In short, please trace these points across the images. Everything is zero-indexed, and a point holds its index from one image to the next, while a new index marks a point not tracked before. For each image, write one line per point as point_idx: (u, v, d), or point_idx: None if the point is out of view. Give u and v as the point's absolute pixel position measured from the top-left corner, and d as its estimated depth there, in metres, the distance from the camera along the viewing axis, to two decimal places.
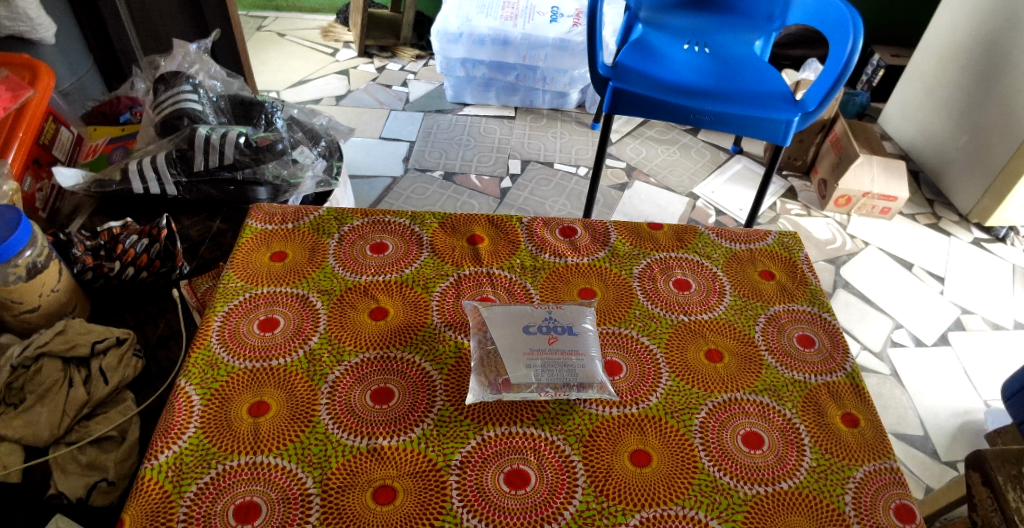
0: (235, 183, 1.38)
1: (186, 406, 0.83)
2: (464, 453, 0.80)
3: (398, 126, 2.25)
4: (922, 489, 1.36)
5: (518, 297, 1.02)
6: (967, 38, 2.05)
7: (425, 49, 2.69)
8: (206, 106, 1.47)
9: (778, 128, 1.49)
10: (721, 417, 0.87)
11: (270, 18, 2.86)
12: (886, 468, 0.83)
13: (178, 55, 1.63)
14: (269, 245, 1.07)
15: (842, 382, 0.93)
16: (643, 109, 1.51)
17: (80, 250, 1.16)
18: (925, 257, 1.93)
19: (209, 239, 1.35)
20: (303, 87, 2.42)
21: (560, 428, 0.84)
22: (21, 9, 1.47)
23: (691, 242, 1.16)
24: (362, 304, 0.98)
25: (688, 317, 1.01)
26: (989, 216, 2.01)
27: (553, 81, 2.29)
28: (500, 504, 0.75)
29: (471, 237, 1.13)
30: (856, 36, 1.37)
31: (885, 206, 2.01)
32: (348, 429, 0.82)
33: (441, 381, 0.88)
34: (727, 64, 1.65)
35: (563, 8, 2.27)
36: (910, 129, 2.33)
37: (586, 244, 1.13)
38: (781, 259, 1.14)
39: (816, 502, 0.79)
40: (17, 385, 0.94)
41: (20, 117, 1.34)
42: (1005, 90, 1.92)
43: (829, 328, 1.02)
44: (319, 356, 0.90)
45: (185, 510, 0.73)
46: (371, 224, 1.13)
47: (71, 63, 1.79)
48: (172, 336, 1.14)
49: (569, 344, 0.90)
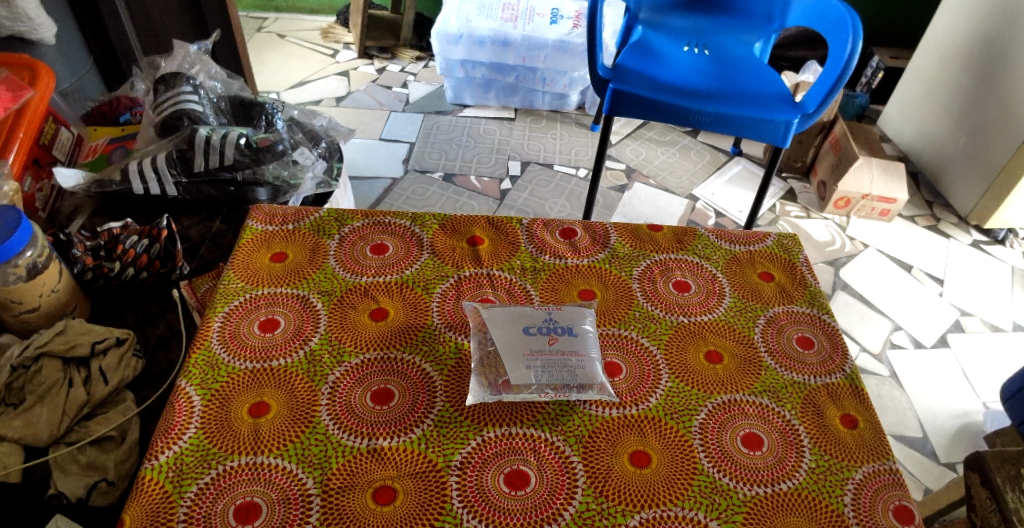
0: (235, 183, 1.39)
1: (186, 406, 0.83)
2: (464, 453, 0.80)
3: (398, 127, 2.25)
4: (922, 490, 1.36)
5: (518, 298, 1.02)
6: (966, 39, 2.06)
7: (425, 50, 2.69)
8: (206, 107, 1.47)
9: (778, 129, 1.49)
10: (720, 418, 0.87)
11: (270, 19, 2.87)
12: (886, 469, 0.83)
13: (179, 55, 1.63)
14: (270, 245, 1.07)
15: (842, 383, 0.94)
16: (643, 110, 1.52)
17: (80, 250, 1.16)
18: (924, 259, 1.93)
19: (209, 239, 1.36)
20: (303, 88, 2.42)
21: (560, 429, 0.84)
22: (21, 9, 1.47)
23: (691, 243, 1.16)
24: (363, 305, 0.98)
25: (688, 318, 1.01)
26: (989, 218, 2.01)
27: (553, 82, 2.30)
28: (500, 504, 0.75)
29: (471, 238, 1.13)
30: (855, 37, 1.37)
31: (884, 208, 2.02)
32: (348, 429, 0.82)
33: (441, 381, 0.88)
34: (727, 65, 1.66)
35: (563, 9, 2.28)
36: (910, 130, 2.33)
37: (587, 245, 1.13)
38: (781, 260, 1.14)
39: (815, 502, 0.79)
40: (17, 385, 0.94)
41: (20, 117, 1.34)
42: (1005, 91, 1.92)
43: (828, 328, 1.02)
44: (320, 356, 0.90)
45: (185, 510, 0.73)
46: (371, 225, 1.13)
47: (72, 64, 1.79)
48: (172, 337, 1.14)
49: (569, 344, 0.90)
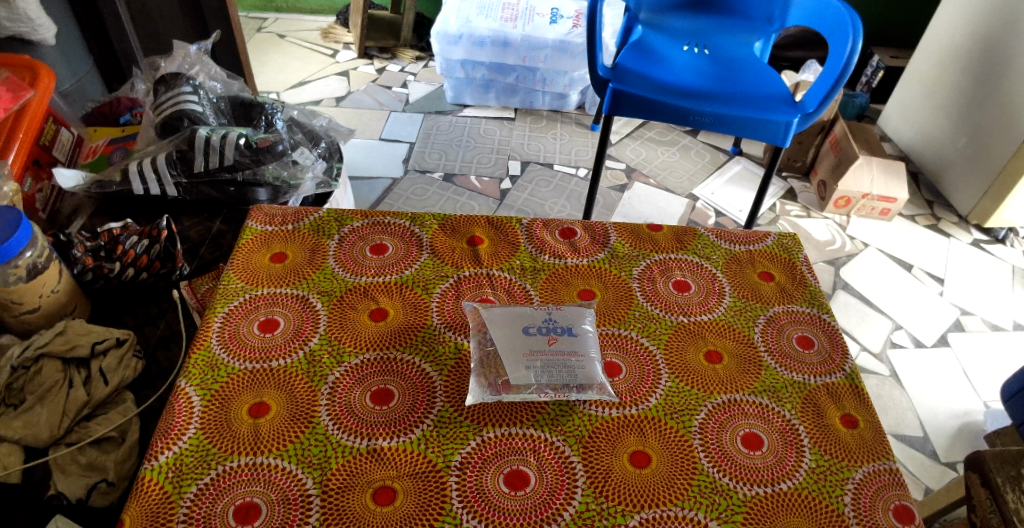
0: (235, 184, 1.39)
1: (186, 406, 0.83)
2: (464, 453, 0.80)
3: (398, 127, 2.25)
4: (922, 490, 1.36)
5: (518, 298, 1.02)
6: (966, 39, 2.06)
7: (425, 50, 2.69)
8: (206, 107, 1.47)
9: (778, 130, 1.49)
10: (720, 418, 0.87)
11: (271, 19, 2.87)
12: (886, 469, 0.83)
13: (178, 56, 1.63)
14: (270, 246, 1.07)
15: (842, 383, 0.94)
16: (643, 110, 1.51)
17: (80, 251, 1.16)
18: (924, 258, 1.93)
19: (209, 239, 1.35)
20: (303, 88, 2.42)
21: (560, 429, 0.84)
22: (21, 10, 1.47)
23: (691, 243, 1.16)
24: (363, 305, 0.98)
25: (688, 317, 1.01)
26: (989, 217, 2.01)
27: (553, 82, 2.30)
28: (499, 504, 0.75)
29: (471, 238, 1.13)
30: (855, 37, 1.37)
31: (885, 207, 2.01)
32: (348, 429, 0.82)
33: (441, 382, 0.88)
34: (727, 65, 1.66)
35: (563, 10, 2.28)
36: (910, 129, 2.33)
37: (586, 245, 1.13)
38: (781, 260, 1.14)
39: (816, 503, 0.79)
40: (17, 385, 0.95)
41: (20, 118, 1.34)
42: (1005, 92, 1.92)
43: (828, 329, 1.02)
44: (319, 357, 0.90)
45: (185, 510, 0.73)
46: (371, 225, 1.13)
47: (72, 65, 1.79)
48: (172, 337, 1.14)
49: (568, 345, 0.90)
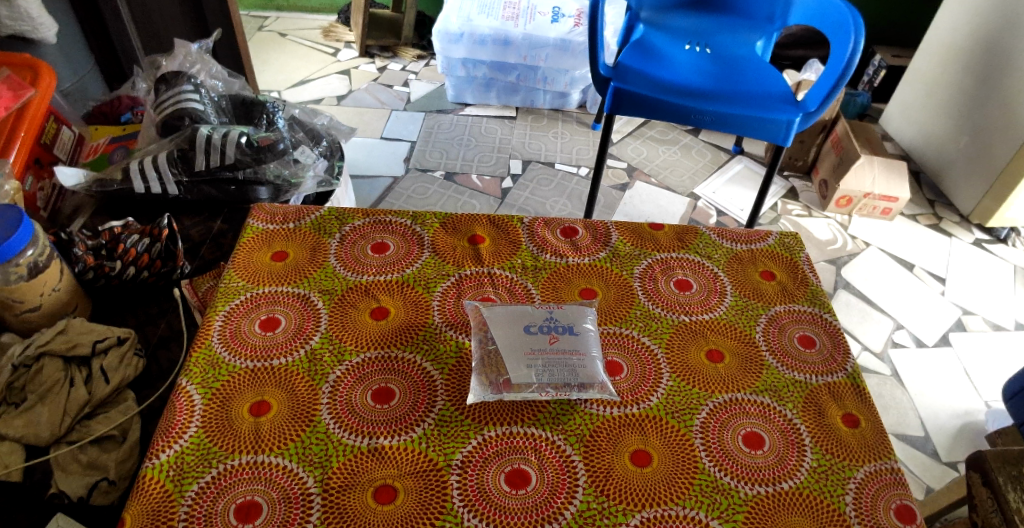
0: (235, 183, 1.38)
1: (187, 405, 0.83)
2: (464, 453, 0.80)
3: (398, 126, 2.25)
4: (922, 489, 1.36)
5: (518, 297, 1.02)
6: (967, 39, 2.05)
7: (426, 48, 2.69)
8: (207, 106, 1.46)
9: (778, 129, 1.49)
10: (721, 417, 0.87)
11: (272, 18, 2.87)
12: (886, 468, 0.83)
13: (179, 55, 1.62)
14: (270, 244, 1.07)
15: (843, 382, 0.93)
16: (643, 109, 1.51)
17: (80, 250, 1.16)
18: (925, 258, 1.93)
19: (209, 239, 1.35)
20: (304, 87, 2.43)
21: (560, 428, 0.84)
22: (21, 9, 1.47)
23: (692, 242, 1.16)
24: (363, 304, 0.98)
25: (688, 317, 1.01)
26: (990, 217, 2.00)
27: (554, 81, 2.30)
28: (500, 503, 0.75)
29: (471, 237, 1.13)
30: (856, 36, 1.37)
31: (886, 206, 2.01)
32: (349, 428, 0.81)
33: (442, 381, 0.88)
34: (727, 64, 1.66)
35: (563, 8, 2.27)
36: (911, 127, 2.33)
37: (587, 244, 1.13)
38: (782, 259, 1.14)
39: (816, 502, 0.79)
40: (18, 385, 0.94)
41: (21, 118, 1.34)
42: (1006, 91, 1.92)
43: (830, 329, 1.02)
44: (320, 356, 0.90)
45: (186, 509, 0.73)
46: (372, 224, 1.13)
47: (72, 64, 1.79)
48: (172, 337, 1.14)
49: (569, 344, 0.90)
